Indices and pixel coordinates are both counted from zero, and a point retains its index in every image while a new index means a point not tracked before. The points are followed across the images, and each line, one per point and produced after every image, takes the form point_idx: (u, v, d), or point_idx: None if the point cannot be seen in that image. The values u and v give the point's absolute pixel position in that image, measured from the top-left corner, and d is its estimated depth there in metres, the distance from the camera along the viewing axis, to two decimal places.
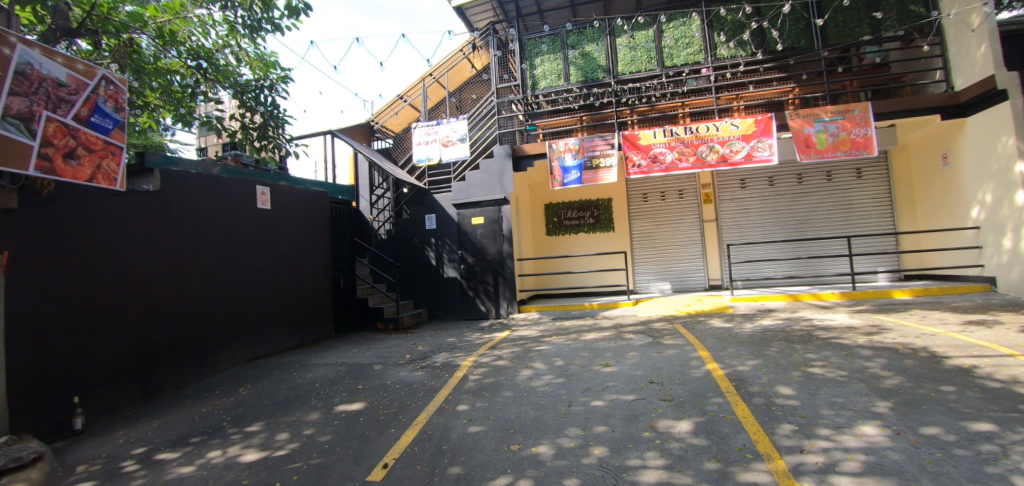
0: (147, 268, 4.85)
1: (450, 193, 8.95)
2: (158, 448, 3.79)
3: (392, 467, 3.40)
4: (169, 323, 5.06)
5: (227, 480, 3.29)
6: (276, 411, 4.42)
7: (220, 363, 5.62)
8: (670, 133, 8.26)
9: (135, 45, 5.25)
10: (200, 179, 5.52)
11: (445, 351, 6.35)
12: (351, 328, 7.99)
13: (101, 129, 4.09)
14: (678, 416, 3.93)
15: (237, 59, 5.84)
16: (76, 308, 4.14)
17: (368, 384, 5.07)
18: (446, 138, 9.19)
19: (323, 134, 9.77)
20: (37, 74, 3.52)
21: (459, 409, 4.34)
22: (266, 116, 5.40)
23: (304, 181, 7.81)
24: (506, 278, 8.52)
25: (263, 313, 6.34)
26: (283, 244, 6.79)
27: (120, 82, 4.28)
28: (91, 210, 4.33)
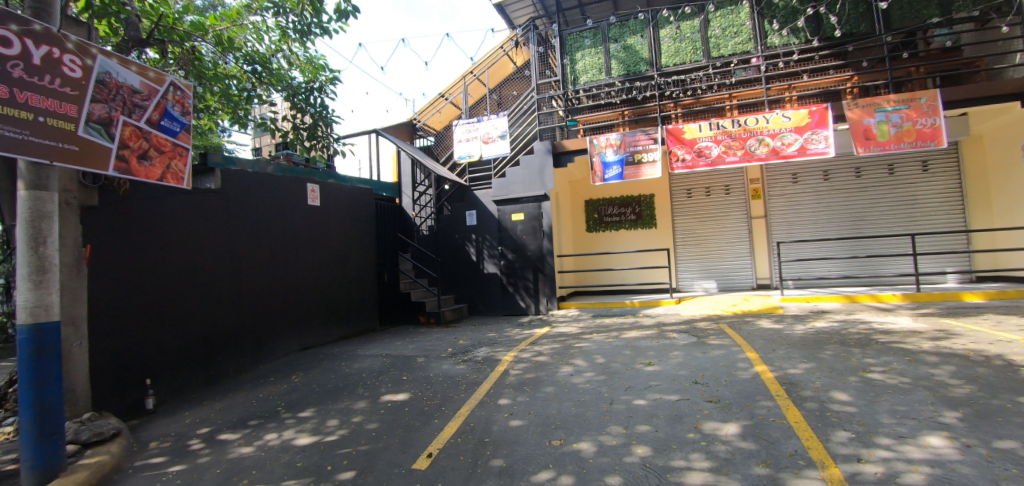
0: (210, 261, 5.15)
1: (491, 190, 9.06)
2: (220, 429, 4.04)
3: (436, 457, 3.47)
4: (230, 313, 5.36)
5: (282, 462, 3.47)
6: (326, 398, 4.61)
7: (274, 352, 5.91)
8: (717, 126, 7.99)
9: (196, 52, 5.56)
10: (256, 177, 5.82)
11: (486, 345, 6.41)
12: (395, 321, 8.23)
13: (170, 132, 4.40)
14: (724, 418, 3.79)
15: (289, 63, 6.12)
16: (148, 298, 4.47)
17: (412, 376, 5.20)
18: (487, 134, 9.25)
19: (368, 133, 10.08)
20: (114, 81, 3.83)
21: (501, 402, 4.38)
22: (316, 117, 5.65)
23: (350, 179, 8.08)
24: (546, 274, 8.51)
25: (314, 306, 6.62)
26: (331, 240, 7.05)
27: (186, 88, 4.58)
28: (162, 207, 4.67)
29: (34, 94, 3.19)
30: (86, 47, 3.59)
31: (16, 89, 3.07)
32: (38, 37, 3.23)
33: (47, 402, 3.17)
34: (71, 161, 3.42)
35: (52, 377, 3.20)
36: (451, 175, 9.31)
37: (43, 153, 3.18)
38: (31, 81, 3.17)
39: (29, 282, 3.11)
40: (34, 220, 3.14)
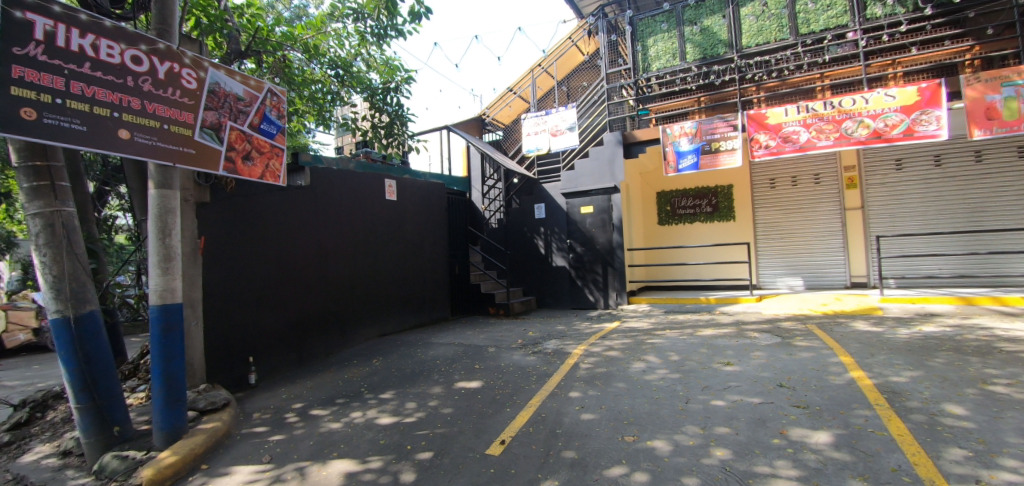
0: (303, 252, 5.59)
1: (560, 183, 9.07)
2: (311, 405, 4.39)
3: (509, 444, 3.52)
4: (319, 300, 5.79)
5: (367, 439, 3.70)
6: (405, 382, 4.86)
7: (357, 337, 6.32)
8: (806, 109, 7.41)
9: (286, 61, 6.04)
10: (340, 174, 6.22)
11: (556, 338, 6.42)
12: (465, 311, 8.50)
13: (267, 134, 4.83)
14: (814, 425, 3.48)
15: (367, 66, 6.49)
16: (250, 285, 4.95)
17: (484, 365, 5.33)
18: (555, 127, 9.34)
19: (438, 130, 10.42)
20: (223, 91, 4.23)
21: (572, 395, 4.35)
22: (392, 116, 5.92)
23: (424, 174, 8.41)
24: (616, 268, 8.38)
25: (392, 294, 6.99)
26: (406, 232, 7.38)
27: (281, 93, 4.96)
28: (262, 202, 5.13)
29: (160, 105, 3.66)
30: (200, 61, 3.97)
31: (146, 101, 3.55)
32: (161, 54, 3.65)
33: (173, 373, 3.61)
34: (188, 164, 3.85)
35: (176, 352, 3.64)
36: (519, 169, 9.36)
37: (166, 156, 3.63)
38: (157, 93, 3.64)
39: (159, 269, 3.56)
40: (161, 214, 3.58)
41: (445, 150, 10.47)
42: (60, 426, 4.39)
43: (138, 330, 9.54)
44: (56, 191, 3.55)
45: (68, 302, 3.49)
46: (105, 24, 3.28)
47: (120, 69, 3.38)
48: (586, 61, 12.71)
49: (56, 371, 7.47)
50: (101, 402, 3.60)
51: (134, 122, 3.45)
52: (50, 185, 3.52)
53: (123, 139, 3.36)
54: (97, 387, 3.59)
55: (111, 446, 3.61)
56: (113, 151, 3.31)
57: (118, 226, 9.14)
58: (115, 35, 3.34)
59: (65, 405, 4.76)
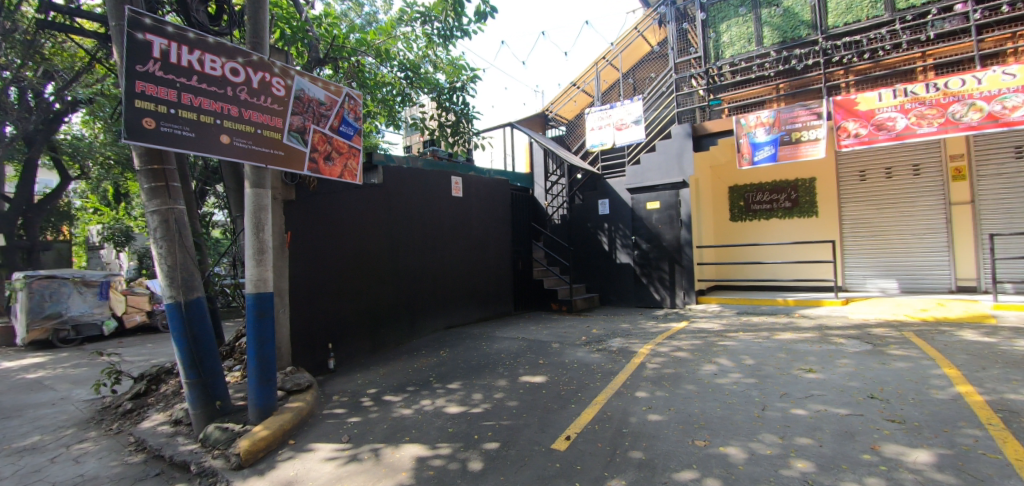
0: (376, 247, 5.89)
1: (625, 178, 8.87)
2: (385, 391, 4.64)
3: (575, 440, 3.50)
4: (390, 292, 6.09)
5: (436, 426, 3.85)
6: (471, 374, 5.00)
7: (425, 328, 6.59)
8: (903, 93, 6.72)
9: (360, 65, 6.39)
10: (411, 172, 6.49)
11: (621, 336, 6.31)
12: (528, 306, 8.58)
13: (346, 136, 5.12)
14: (913, 442, 3.15)
15: (434, 67, 6.69)
16: (330, 277, 5.30)
17: (548, 360, 5.35)
18: (620, 121, 9.32)
19: (502, 127, 10.46)
20: (307, 97, 4.51)
21: (638, 395, 4.25)
22: (459, 115, 6.13)
23: (488, 170, 8.54)
24: (684, 267, 8.08)
25: (458, 288, 7.20)
26: (471, 228, 7.56)
27: (357, 97, 5.21)
28: (341, 199, 5.47)
29: (255, 112, 4.00)
30: (288, 70, 4.27)
31: (243, 108, 3.89)
32: (255, 65, 3.99)
33: (265, 356, 3.94)
34: (278, 165, 4.16)
35: (268, 337, 3.97)
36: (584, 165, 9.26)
37: (259, 158, 3.96)
38: (252, 101, 3.97)
39: (253, 260, 3.90)
40: (255, 211, 3.92)
41: (509, 148, 10.51)
42: (172, 397, 4.97)
43: (233, 316, 10.58)
44: (169, 191, 3.99)
45: (180, 289, 3.91)
46: (209, 41, 3.65)
47: (220, 80, 3.74)
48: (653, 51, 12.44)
49: (167, 350, 8.47)
50: (205, 379, 4.01)
51: (233, 128, 3.80)
52: (164, 185, 3.96)
53: (223, 143, 3.72)
54: (202, 365, 4.00)
55: (213, 419, 4.02)
56: (216, 154, 3.67)
57: (215, 222, 10.17)
58: (216, 50, 3.70)
59: (176, 380, 5.37)
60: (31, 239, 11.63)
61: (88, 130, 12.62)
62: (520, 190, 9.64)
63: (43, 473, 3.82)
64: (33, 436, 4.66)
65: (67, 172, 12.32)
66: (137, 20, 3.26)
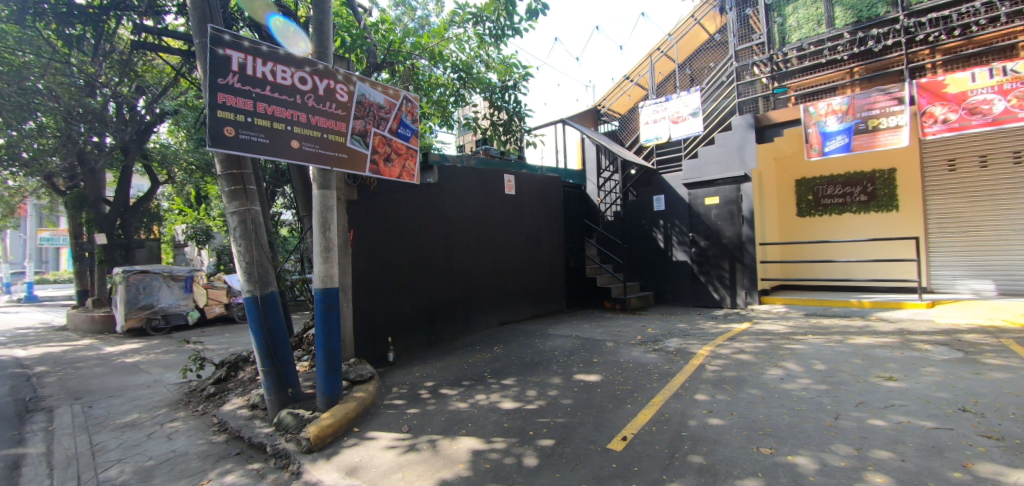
0: (432, 244, 6.05)
1: (681, 172, 8.61)
2: (441, 384, 4.79)
3: (631, 441, 3.44)
4: (446, 288, 6.24)
5: (492, 420, 3.92)
6: (525, 370, 5.05)
7: (480, 323, 6.71)
8: (1002, 72, 6.02)
9: (414, 68, 6.57)
10: (465, 171, 6.60)
11: (678, 336, 6.15)
12: (580, 304, 8.53)
13: (404, 137, 5.23)
14: (1015, 461, 2.81)
15: (486, 67, 6.73)
16: (388, 273, 5.51)
17: (603, 359, 5.30)
18: (676, 114, 9.08)
19: (554, 123, 10.42)
20: (368, 101, 4.67)
21: (698, 398, 4.11)
22: (512, 113, 6.28)
23: (541, 168, 8.52)
24: (746, 265, 7.73)
25: (511, 285, 7.27)
26: (524, 225, 7.60)
27: (414, 99, 5.30)
28: (400, 199, 5.68)
29: (321, 117, 4.20)
30: (350, 77, 4.44)
31: (311, 115, 4.11)
32: (321, 73, 4.20)
33: (332, 347, 4.17)
34: (342, 167, 4.35)
35: (335, 329, 4.20)
36: (638, 160, 9.03)
37: (324, 160, 4.17)
38: (318, 107, 4.18)
39: (321, 257, 4.13)
40: (322, 211, 4.15)
41: (560, 144, 10.46)
42: (249, 383, 5.37)
43: (300, 309, 11.30)
44: (246, 193, 4.30)
45: (257, 284, 4.22)
46: (280, 53, 3.89)
47: (290, 89, 3.97)
48: (711, 38, 12.00)
49: (243, 339, 9.18)
50: (279, 367, 4.31)
51: (302, 133, 4.04)
52: (241, 188, 4.27)
53: (294, 147, 3.96)
54: (276, 354, 4.30)
55: (286, 405, 4.30)
56: (288, 158, 3.92)
57: (285, 221, 10.89)
58: (287, 61, 3.93)
59: (252, 367, 5.81)
60: (128, 237, 12.94)
61: (174, 139, 13.89)
62: (572, 186, 9.58)
63: (142, 448, 4.26)
64: (133, 414, 5.21)
65: (156, 177, 13.62)
66: (218, 37, 3.53)
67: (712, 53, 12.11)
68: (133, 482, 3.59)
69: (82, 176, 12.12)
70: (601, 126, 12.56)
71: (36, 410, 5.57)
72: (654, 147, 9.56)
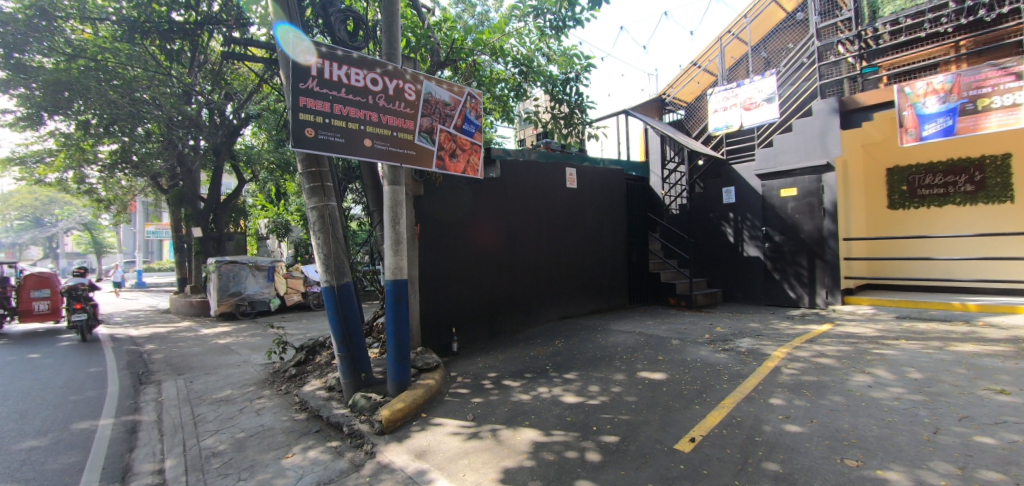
0: (494, 238, 6.15)
1: (754, 162, 8.15)
2: (505, 376, 4.91)
3: (700, 443, 3.32)
4: (508, 282, 6.33)
5: (555, 413, 3.95)
6: (588, 365, 5.04)
7: (541, 317, 6.77)
8: None
9: (476, 65, 6.68)
10: (527, 164, 6.63)
11: (749, 337, 5.88)
12: (642, 300, 8.35)
13: (468, 133, 5.25)
14: None
15: (547, 59, 6.69)
16: (453, 266, 5.69)
17: (668, 357, 5.18)
18: (748, 100, 8.64)
19: (616, 114, 10.21)
20: (435, 99, 4.79)
21: (773, 402, 3.88)
22: (573, 106, 6.35)
23: (602, 160, 8.36)
24: (827, 262, 7.22)
25: (572, 279, 7.24)
26: (586, 219, 7.52)
27: (478, 95, 5.33)
28: (465, 193, 5.82)
29: (390, 116, 4.37)
30: (417, 76, 4.58)
31: (381, 114, 4.29)
32: (391, 74, 4.37)
33: (401, 336, 4.37)
34: (409, 163, 4.50)
35: (404, 319, 4.39)
36: (706, 149, 8.61)
37: (392, 157, 4.34)
38: (389, 107, 4.36)
39: (392, 250, 4.33)
40: (393, 206, 4.35)
41: (622, 136, 10.24)
42: (326, 367, 5.77)
43: (370, 299, 11.99)
44: (324, 190, 4.59)
45: (333, 274, 4.49)
46: (354, 56, 4.09)
47: (363, 90, 4.18)
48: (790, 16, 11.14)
49: (319, 326, 9.90)
50: (353, 353, 4.59)
51: (374, 132, 4.24)
52: (320, 185, 4.56)
53: (366, 146, 4.16)
54: (351, 341, 4.58)
55: (359, 388, 4.58)
56: (362, 156, 4.13)
57: (355, 215, 11.58)
58: (360, 64, 4.14)
59: (328, 352, 6.23)
60: (219, 230, 14.31)
61: (257, 140, 15.18)
62: (635, 178, 9.34)
63: (235, 421, 4.72)
64: (227, 390, 5.78)
65: (242, 176, 14.95)
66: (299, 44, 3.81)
67: (790, 33, 11.24)
68: (230, 451, 3.99)
69: (181, 176, 13.55)
70: (665, 116, 12.11)
71: (148, 383, 6.33)
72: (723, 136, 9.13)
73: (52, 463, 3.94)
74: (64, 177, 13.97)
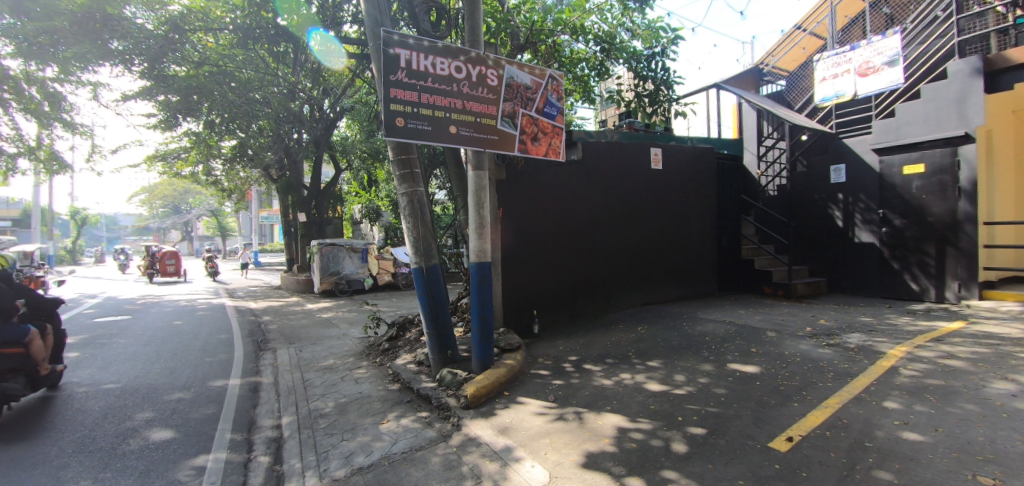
0: (573, 221, 6.09)
1: (870, 136, 7.19)
2: (585, 360, 4.91)
3: (799, 443, 3.05)
4: (587, 266, 6.25)
5: (638, 401, 3.88)
6: (673, 354, 4.87)
7: (621, 302, 6.61)
8: None
9: (556, 46, 6.58)
10: (609, 146, 6.45)
11: (859, 332, 5.29)
12: (731, 289, 7.82)
13: (550, 116, 5.19)
14: None
15: (630, 34, 6.41)
16: (532, 250, 5.74)
17: (763, 349, 4.83)
18: (864, 64, 7.86)
19: (705, 89, 9.55)
20: (516, 83, 4.79)
21: (888, 406, 3.45)
22: (658, 83, 6.08)
23: (689, 138, 7.87)
24: (962, 251, 6.21)
25: (656, 265, 6.97)
26: (672, 201, 7.16)
27: (559, 77, 5.25)
28: (545, 176, 5.81)
29: (473, 102, 4.45)
30: (499, 61, 4.61)
31: (465, 101, 4.40)
32: (474, 61, 4.45)
33: (485, 316, 4.53)
34: (493, 147, 4.57)
35: (487, 300, 4.54)
36: (811, 123, 7.73)
37: (475, 142, 4.43)
38: (472, 93, 4.45)
39: (477, 233, 4.46)
40: (477, 191, 4.47)
41: (712, 111, 9.56)
42: (415, 343, 6.17)
43: (453, 280, 12.54)
44: (413, 176, 4.83)
45: (422, 256, 4.74)
46: (438, 46, 4.23)
47: (448, 78, 4.31)
48: None
49: (408, 304, 10.59)
50: (440, 330, 4.85)
51: (459, 118, 4.36)
52: (409, 172, 4.81)
53: (452, 132, 4.30)
54: (438, 319, 4.83)
55: (447, 364, 4.85)
56: (448, 143, 4.28)
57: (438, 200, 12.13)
58: (444, 52, 4.27)
59: (416, 328, 6.65)
60: (320, 215, 15.77)
61: (350, 131, 16.44)
62: (726, 157, 8.69)
63: (338, 387, 5.24)
64: (330, 359, 6.41)
65: (339, 165, 16.29)
66: (389, 38, 4.03)
67: None
68: (334, 414, 4.44)
69: (288, 167, 15.09)
70: (763, 88, 11.08)
71: (266, 349, 7.23)
72: (834, 106, 8.37)
73: (196, 413, 4.69)
74: (196, 171, 16.21)
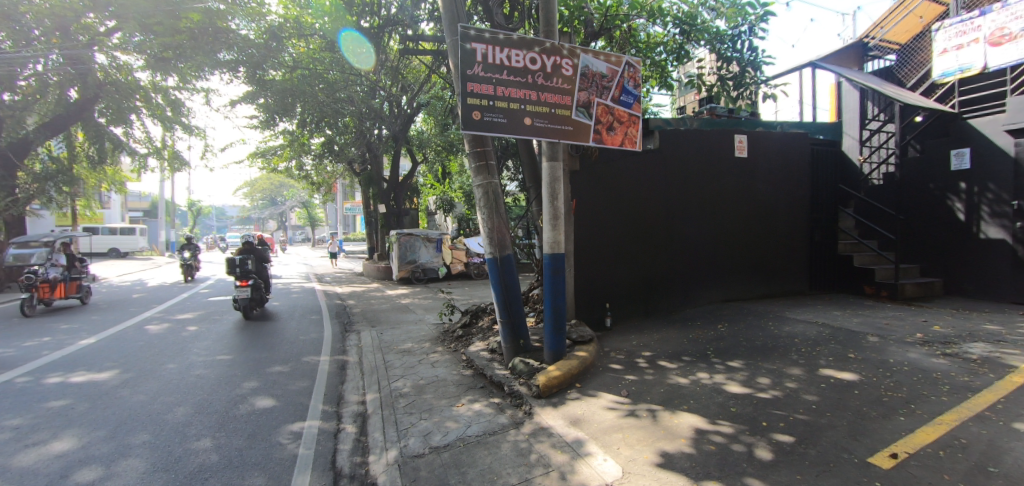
0: (648, 212, 5.92)
1: (1003, 115, 6.18)
2: (659, 356, 4.79)
3: (905, 461, 2.74)
4: (663, 259, 6.05)
5: (716, 402, 3.71)
6: (757, 355, 4.58)
7: (701, 298, 6.32)
8: None
9: (632, 30, 6.41)
10: (689, 133, 6.15)
11: (984, 342, 4.62)
12: (825, 288, 7.16)
13: (626, 104, 5.02)
14: None
15: (712, 13, 6.05)
16: (605, 241, 5.69)
17: (863, 355, 4.39)
18: (998, 31, 6.84)
19: (798, 69, 8.75)
20: (592, 72, 4.71)
21: (1021, 428, 2.99)
22: (744, 64, 5.72)
23: (780, 123, 7.25)
24: None
25: (739, 259, 6.56)
26: (758, 191, 6.68)
27: (636, 63, 5.05)
28: (619, 166, 5.69)
29: (548, 93, 4.46)
30: (575, 50, 4.57)
31: (539, 92, 4.41)
32: (549, 51, 4.44)
33: (558, 307, 4.55)
34: (567, 138, 4.54)
35: (560, 290, 4.56)
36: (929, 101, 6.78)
37: (549, 132, 4.43)
38: (547, 84, 4.45)
39: (551, 224, 4.48)
40: (551, 182, 4.48)
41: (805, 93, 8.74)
42: (487, 332, 6.38)
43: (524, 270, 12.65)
44: (488, 168, 4.95)
45: (495, 247, 4.87)
46: (514, 38, 4.28)
47: (523, 70, 4.34)
48: None
49: (479, 293, 10.89)
50: (513, 319, 4.96)
51: (534, 110, 4.38)
52: (485, 164, 4.94)
53: (527, 124, 4.33)
54: (511, 309, 4.94)
55: (519, 353, 4.96)
56: (524, 133, 4.32)
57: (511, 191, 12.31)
58: (519, 44, 4.31)
59: (488, 317, 6.88)
60: (398, 207, 16.62)
61: (426, 126, 17.14)
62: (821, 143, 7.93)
63: (416, 369, 5.57)
64: (409, 343, 6.82)
65: (415, 158, 17.07)
66: (466, 34, 4.15)
67: None
68: (413, 394, 4.74)
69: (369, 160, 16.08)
70: (867, 65, 9.95)
71: (352, 331, 7.84)
72: (956, 82, 7.24)
73: (293, 385, 5.22)
74: (289, 166, 17.80)
